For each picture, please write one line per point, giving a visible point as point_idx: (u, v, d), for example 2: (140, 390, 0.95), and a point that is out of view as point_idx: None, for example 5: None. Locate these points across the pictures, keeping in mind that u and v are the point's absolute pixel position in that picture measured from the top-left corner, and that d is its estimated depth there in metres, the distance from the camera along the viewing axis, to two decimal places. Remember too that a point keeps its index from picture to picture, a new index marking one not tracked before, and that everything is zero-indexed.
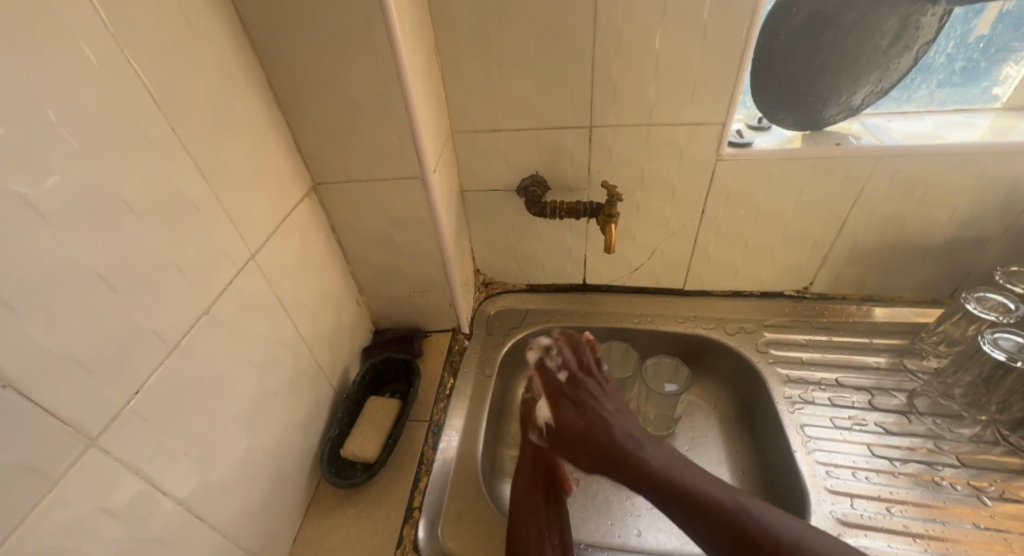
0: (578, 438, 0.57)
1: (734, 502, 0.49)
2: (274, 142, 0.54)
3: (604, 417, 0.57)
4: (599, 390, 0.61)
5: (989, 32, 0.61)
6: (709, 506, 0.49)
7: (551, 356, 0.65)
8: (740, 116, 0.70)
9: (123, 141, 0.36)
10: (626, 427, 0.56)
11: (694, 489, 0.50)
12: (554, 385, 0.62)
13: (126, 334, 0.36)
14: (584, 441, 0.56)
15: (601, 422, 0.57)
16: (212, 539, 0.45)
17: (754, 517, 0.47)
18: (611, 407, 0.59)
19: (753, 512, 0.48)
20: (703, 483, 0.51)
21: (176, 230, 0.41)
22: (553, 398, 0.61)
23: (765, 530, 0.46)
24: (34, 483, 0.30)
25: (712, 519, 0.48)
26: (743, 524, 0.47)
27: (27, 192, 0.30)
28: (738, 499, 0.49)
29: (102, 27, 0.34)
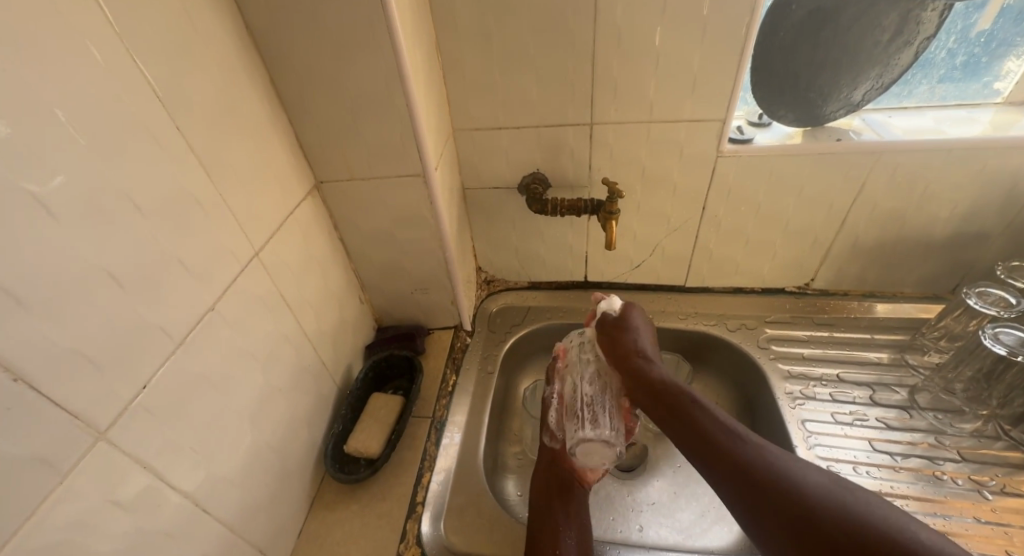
0: (608, 345, 0.63)
1: (742, 431, 0.48)
2: (277, 140, 0.54)
3: (638, 339, 0.62)
4: (641, 322, 0.65)
5: (991, 26, 0.61)
6: (710, 419, 0.49)
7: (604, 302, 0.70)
8: (741, 113, 0.71)
9: (129, 140, 0.36)
10: (648, 349, 0.61)
11: (698, 404, 0.52)
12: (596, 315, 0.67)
13: (134, 330, 0.37)
14: (613, 343, 0.63)
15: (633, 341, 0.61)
16: (218, 532, 0.45)
17: (760, 450, 0.46)
18: (644, 335, 0.63)
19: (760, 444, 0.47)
20: (711, 407, 0.51)
21: (181, 227, 0.41)
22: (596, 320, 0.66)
23: (761, 456, 0.45)
24: (45, 475, 0.31)
25: (703, 430, 0.49)
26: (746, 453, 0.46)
27: (36, 190, 0.31)
28: (747, 432, 0.48)
29: (108, 27, 0.34)
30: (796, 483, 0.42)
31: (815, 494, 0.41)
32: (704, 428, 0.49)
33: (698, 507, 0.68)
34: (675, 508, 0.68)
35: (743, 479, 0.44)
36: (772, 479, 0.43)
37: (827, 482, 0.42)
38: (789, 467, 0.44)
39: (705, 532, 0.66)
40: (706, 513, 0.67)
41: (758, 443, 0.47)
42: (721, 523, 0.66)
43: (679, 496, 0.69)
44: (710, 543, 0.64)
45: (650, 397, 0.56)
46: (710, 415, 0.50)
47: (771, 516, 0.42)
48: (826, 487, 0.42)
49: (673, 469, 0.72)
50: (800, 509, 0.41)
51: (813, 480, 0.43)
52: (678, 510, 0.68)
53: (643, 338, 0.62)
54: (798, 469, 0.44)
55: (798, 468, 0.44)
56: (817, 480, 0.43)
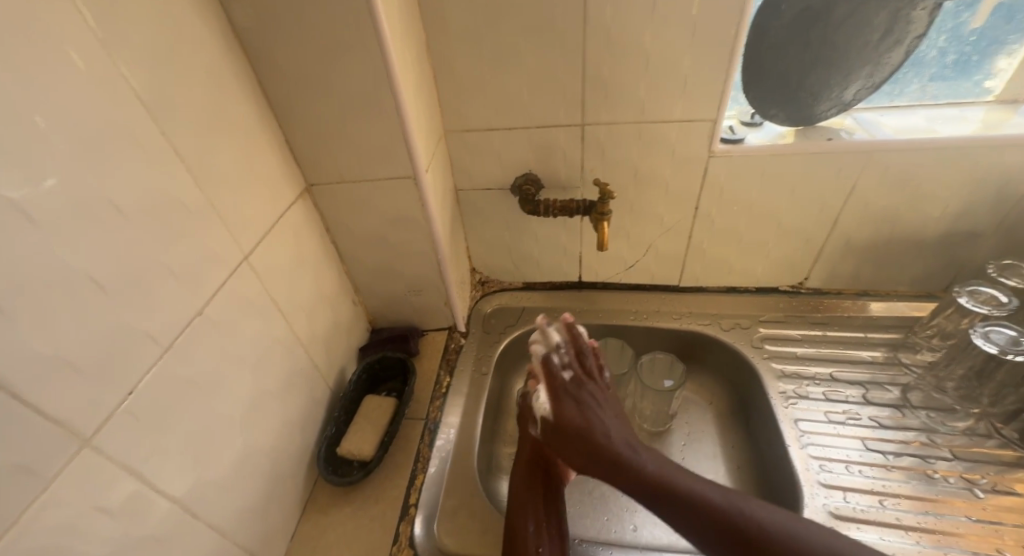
0: (576, 439, 0.54)
1: (747, 509, 0.46)
2: (266, 143, 0.54)
3: (604, 423, 0.54)
4: (601, 396, 0.58)
5: (982, 25, 0.61)
6: (718, 513, 0.46)
7: (555, 351, 0.59)
8: (732, 113, 0.71)
9: (112, 145, 0.36)
10: (618, 435, 0.54)
11: (698, 496, 0.47)
12: (554, 376, 0.58)
13: (119, 336, 0.37)
14: (580, 438, 0.54)
15: (601, 425, 0.54)
16: (208, 536, 0.45)
17: (764, 525, 0.45)
18: (610, 417, 0.56)
19: (764, 516, 0.46)
20: (707, 489, 0.48)
21: (167, 232, 0.41)
22: (553, 391, 0.57)
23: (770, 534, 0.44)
24: (28, 481, 0.31)
25: (710, 517, 0.46)
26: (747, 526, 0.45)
27: (17, 197, 0.30)
28: (747, 507, 0.46)
29: (90, 33, 0.34)
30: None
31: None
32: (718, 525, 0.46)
33: None
34: None
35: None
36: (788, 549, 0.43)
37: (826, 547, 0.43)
38: (792, 536, 0.44)
39: None
40: None
41: (764, 522, 0.45)
42: None
43: None
44: None
45: (654, 503, 0.49)
46: (715, 508, 0.46)
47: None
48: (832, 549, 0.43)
49: None
50: None
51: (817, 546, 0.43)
52: None
53: (603, 408, 0.56)
54: (799, 538, 0.44)
55: (795, 533, 0.44)
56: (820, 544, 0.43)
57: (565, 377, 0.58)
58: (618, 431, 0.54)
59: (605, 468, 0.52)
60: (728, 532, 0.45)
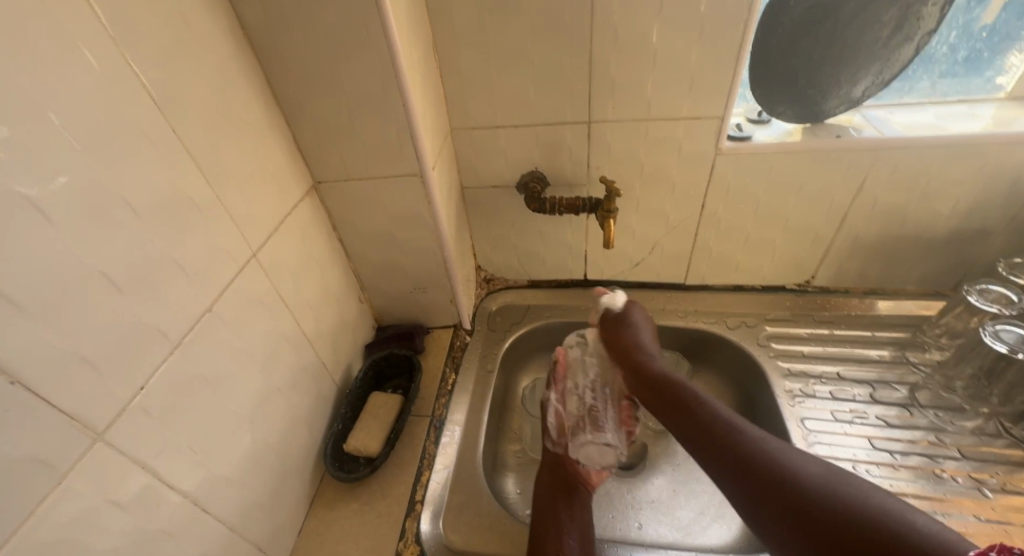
0: (618, 346, 0.67)
1: (747, 431, 0.47)
2: (274, 141, 0.54)
3: (642, 343, 0.66)
4: (644, 330, 0.69)
5: (993, 20, 0.61)
6: (712, 422, 0.50)
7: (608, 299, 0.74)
8: (740, 110, 0.71)
9: (124, 142, 0.37)
10: (648, 344, 0.66)
11: (699, 403, 0.52)
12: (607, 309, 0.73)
13: (132, 332, 0.37)
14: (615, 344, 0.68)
15: (637, 339, 0.67)
16: (218, 530, 0.46)
17: (761, 444, 0.46)
18: (647, 343, 0.66)
19: (761, 437, 0.47)
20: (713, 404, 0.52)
21: (179, 230, 0.41)
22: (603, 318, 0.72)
23: (752, 446, 0.45)
24: (42, 475, 0.31)
25: (706, 421, 0.50)
26: (737, 437, 0.47)
27: (30, 194, 0.31)
28: (749, 428, 0.48)
29: (103, 32, 0.35)
30: (789, 481, 0.42)
31: (814, 486, 0.41)
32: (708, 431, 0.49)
33: (698, 505, 0.68)
34: (675, 505, 0.68)
35: (748, 479, 0.44)
36: (767, 466, 0.43)
37: (826, 474, 0.41)
38: (785, 457, 0.44)
39: (704, 530, 0.66)
40: (705, 511, 0.67)
41: (760, 440, 0.46)
42: (719, 521, 0.66)
43: (679, 494, 0.69)
44: (709, 541, 0.65)
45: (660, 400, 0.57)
46: (715, 418, 0.50)
47: (773, 509, 0.41)
48: (828, 478, 0.41)
49: (672, 467, 0.72)
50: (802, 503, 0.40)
51: (812, 470, 0.42)
52: (677, 508, 0.68)
53: (643, 331, 0.68)
54: (795, 463, 0.43)
55: (792, 456, 0.44)
56: (816, 470, 0.42)
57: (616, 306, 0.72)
58: (648, 343, 0.67)
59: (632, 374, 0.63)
60: (718, 437, 0.48)
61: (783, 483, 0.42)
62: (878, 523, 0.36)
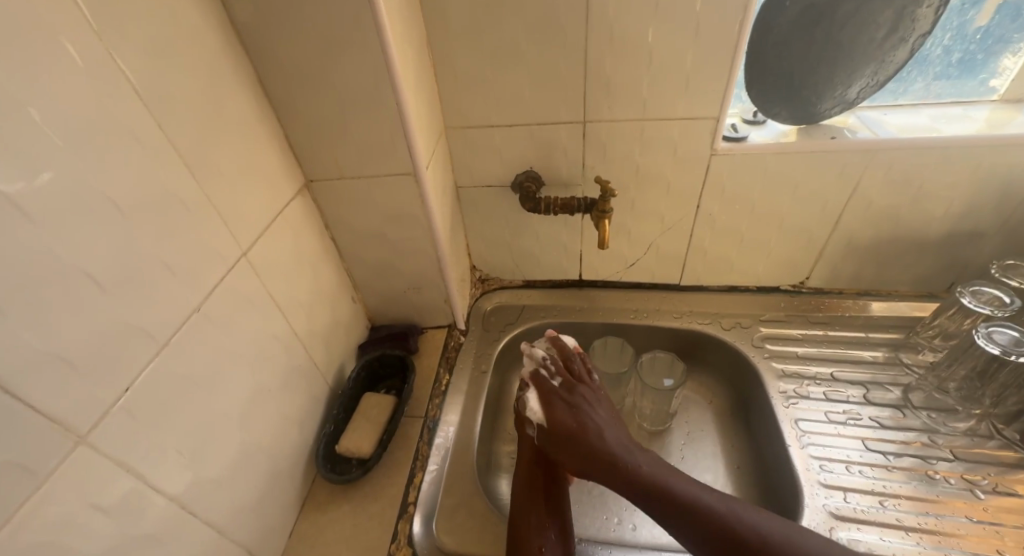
0: (570, 438, 0.56)
1: (746, 518, 0.48)
2: (265, 139, 0.54)
3: (596, 422, 0.56)
4: (593, 397, 0.60)
5: (987, 23, 0.60)
6: (712, 517, 0.48)
7: (543, 366, 0.64)
8: (735, 111, 0.72)
9: (108, 140, 0.36)
10: (604, 425, 0.57)
11: (692, 501, 0.49)
12: (543, 384, 0.62)
13: (116, 333, 0.36)
14: (577, 443, 0.55)
15: (593, 423, 0.56)
16: (206, 534, 0.45)
17: (757, 530, 0.47)
18: (603, 415, 0.58)
19: (756, 522, 0.47)
20: (701, 495, 0.49)
21: (165, 229, 0.41)
22: (546, 396, 0.60)
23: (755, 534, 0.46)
24: (22, 479, 0.30)
25: (703, 518, 0.48)
26: (738, 531, 0.47)
27: (13, 192, 0.30)
28: (744, 515, 0.48)
29: (87, 27, 0.34)
30: None
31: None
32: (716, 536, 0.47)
33: None
34: None
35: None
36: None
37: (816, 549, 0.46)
38: (786, 544, 0.45)
39: None
40: None
41: (764, 529, 0.47)
42: None
43: None
44: None
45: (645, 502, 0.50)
46: (711, 513, 0.48)
47: None
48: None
49: None
50: None
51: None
52: None
53: (594, 406, 0.59)
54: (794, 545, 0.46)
55: (786, 539, 0.46)
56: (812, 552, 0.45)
57: (554, 384, 0.61)
58: (603, 418, 0.58)
59: (598, 471, 0.53)
60: (727, 540, 0.46)
61: None
62: None
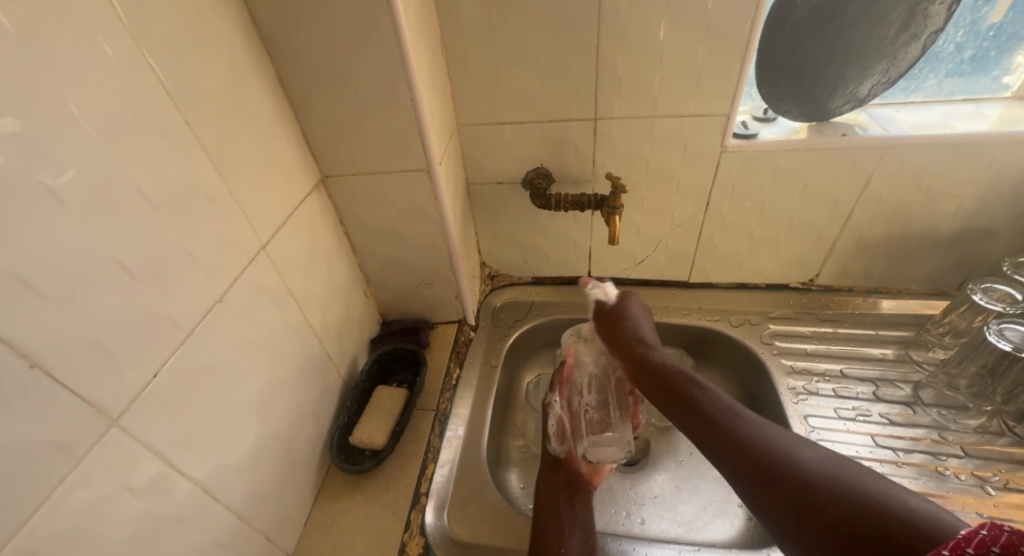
0: (618, 335, 0.62)
1: (753, 422, 0.44)
2: (284, 135, 0.55)
3: (647, 330, 0.62)
4: (646, 317, 0.65)
5: (1000, 20, 0.60)
6: (717, 410, 0.46)
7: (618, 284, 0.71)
8: (745, 108, 0.71)
9: (139, 133, 0.37)
10: (651, 338, 0.61)
11: (702, 392, 0.49)
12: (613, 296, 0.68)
13: (145, 320, 0.38)
14: (622, 338, 0.62)
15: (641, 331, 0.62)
16: (226, 519, 0.46)
17: (762, 432, 0.43)
18: (653, 331, 0.63)
19: (763, 427, 0.44)
20: (715, 392, 0.48)
21: (191, 220, 0.42)
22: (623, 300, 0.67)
23: (755, 433, 0.43)
24: (58, 458, 0.32)
25: (707, 409, 0.47)
26: (740, 426, 0.44)
27: (49, 182, 0.31)
28: (748, 415, 0.45)
29: (120, 24, 0.35)
30: (797, 468, 0.39)
31: (806, 471, 0.39)
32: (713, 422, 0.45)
33: (700, 501, 0.68)
34: (677, 501, 0.69)
35: (750, 473, 0.41)
36: (774, 453, 0.41)
37: (825, 463, 0.39)
38: (786, 446, 0.41)
39: (706, 526, 0.66)
40: (707, 507, 0.68)
41: (767, 434, 0.43)
42: (721, 517, 0.67)
43: (681, 490, 0.70)
44: (711, 536, 0.65)
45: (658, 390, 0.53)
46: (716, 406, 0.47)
47: (776, 498, 0.39)
48: (832, 470, 0.39)
49: (674, 463, 0.73)
50: (808, 490, 0.38)
51: (808, 459, 0.40)
52: (679, 504, 0.68)
53: (647, 323, 0.64)
54: (796, 451, 0.41)
55: (793, 446, 0.41)
56: (813, 458, 0.40)
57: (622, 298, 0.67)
58: (651, 334, 0.62)
59: (631, 361, 0.58)
60: (715, 425, 0.45)
61: (788, 476, 0.39)
62: (873, 506, 0.35)
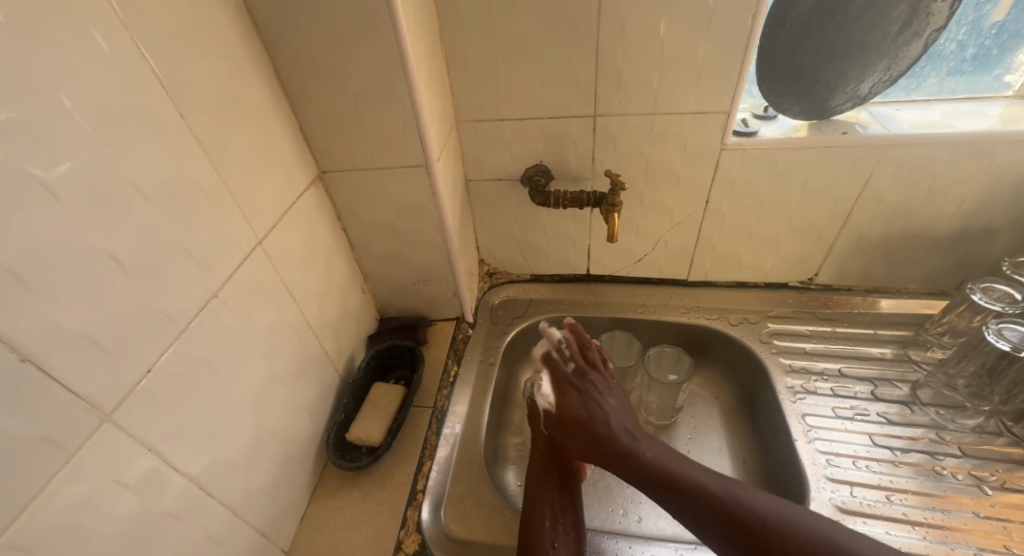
0: (578, 428, 0.56)
1: (746, 500, 0.47)
2: (281, 130, 0.54)
3: (604, 409, 0.56)
4: (603, 385, 0.59)
5: (1003, 18, 0.60)
6: (712, 498, 0.47)
7: (557, 348, 0.63)
8: (746, 106, 0.70)
9: (132, 127, 0.37)
10: (617, 417, 0.56)
11: (697, 486, 0.48)
12: (558, 369, 0.60)
13: (139, 315, 0.37)
14: (582, 429, 0.55)
15: (601, 416, 0.55)
16: (221, 514, 0.46)
17: (758, 513, 0.46)
18: (612, 404, 0.57)
19: (759, 503, 0.47)
20: (708, 480, 0.49)
21: (186, 215, 0.42)
22: (557, 382, 0.60)
23: (758, 516, 0.46)
24: (51, 453, 0.32)
25: (704, 500, 0.47)
26: (740, 512, 0.46)
27: (42, 176, 0.31)
28: (740, 493, 0.48)
29: (113, 16, 0.35)
30: (808, 552, 0.43)
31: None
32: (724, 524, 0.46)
33: None
34: None
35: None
36: (781, 537, 0.44)
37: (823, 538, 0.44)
38: (790, 527, 0.45)
39: None
40: None
41: (762, 512, 0.46)
42: None
43: None
44: None
45: (651, 489, 0.50)
46: (712, 494, 0.48)
47: None
48: (832, 546, 0.43)
49: None
50: None
51: (809, 536, 0.44)
52: None
53: (606, 396, 0.58)
54: (798, 529, 0.44)
55: (793, 522, 0.45)
56: (816, 536, 0.44)
57: (568, 369, 0.60)
58: (614, 412, 0.56)
59: (608, 461, 0.53)
60: (718, 517, 0.46)
61: None
62: None
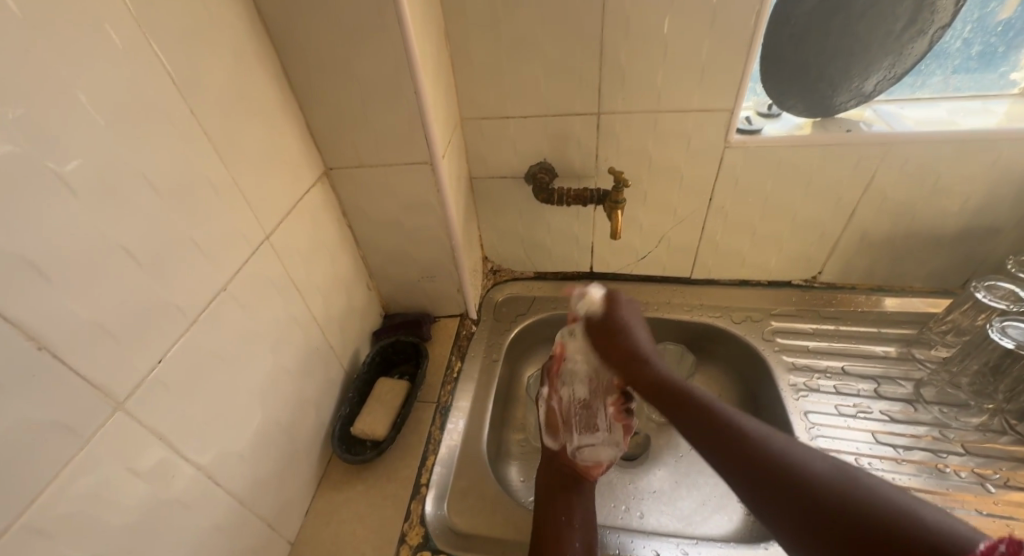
0: (613, 346, 0.58)
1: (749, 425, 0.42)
2: (288, 126, 0.55)
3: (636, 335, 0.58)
4: (634, 317, 0.62)
5: (1010, 16, 0.60)
6: (710, 414, 0.44)
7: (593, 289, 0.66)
8: (750, 104, 0.70)
9: (145, 122, 0.37)
10: (645, 343, 0.58)
11: (704, 401, 0.46)
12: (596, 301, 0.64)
13: (150, 307, 0.38)
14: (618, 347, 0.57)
15: (636, 338, 0.58)
16: (229, 504, 0.47)
17: (761, 436, 0.41)
18: (640, 330, 0.60)
19: (766, 432, 0.41)
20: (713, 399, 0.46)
21: (196, 209, 0.42)
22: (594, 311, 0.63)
23: (760, 441, 0.40)
24: (65, 439, 0.32)
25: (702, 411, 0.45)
26: (737, 430, 0.42)
27: (57, 169, 0.32)
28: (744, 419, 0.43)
29: (126, 13, 0.36)
30: (809, 478, 0.37)
31: (833, 485, 0.36)
32: (746, 457, 0.40)
33: (699, 496, 0.69)
34: (676, 496, 0.69)
35: (779, 504, 0.37)
36: (777, 460, 0.38)
37: (838, 471, 0.37)
38: (797, 455, 0.39)
39: (705, 520, 0.67)
40: (706, 502, 0.68)
41: (768, 436, 0.41)
42: (720, 512, 0.67)
43: (680, 485, 0.70)
44: (709, 531, 0.65)
45: (656, 399, 0.50)
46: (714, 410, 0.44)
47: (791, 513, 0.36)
48: (844, 477, 0.36)
49: (675, 459, 0.73)
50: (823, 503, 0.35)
51: (820, 467, 0.37)
52: (678, 499, 0.69)
53: (637, 324, 0.61)
54: (806, 458, 0.38)
55: (802, 452, 0.39)
56: (828, 468, 0.37)
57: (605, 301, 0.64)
58: (641, 338, 0.58)
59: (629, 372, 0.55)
60: (714, 432, 0.43)
61: (799, 486, 0.36)
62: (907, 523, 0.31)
